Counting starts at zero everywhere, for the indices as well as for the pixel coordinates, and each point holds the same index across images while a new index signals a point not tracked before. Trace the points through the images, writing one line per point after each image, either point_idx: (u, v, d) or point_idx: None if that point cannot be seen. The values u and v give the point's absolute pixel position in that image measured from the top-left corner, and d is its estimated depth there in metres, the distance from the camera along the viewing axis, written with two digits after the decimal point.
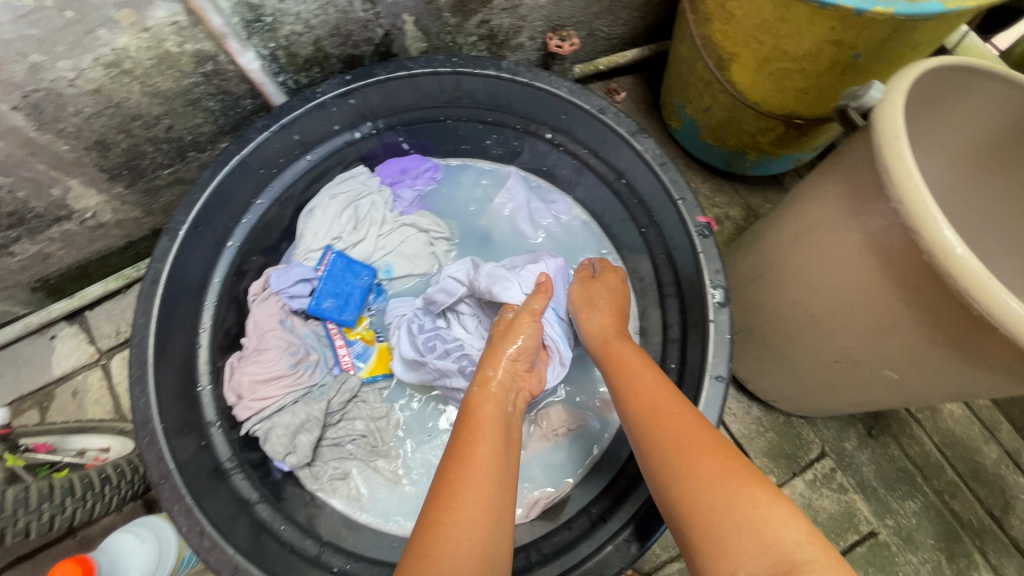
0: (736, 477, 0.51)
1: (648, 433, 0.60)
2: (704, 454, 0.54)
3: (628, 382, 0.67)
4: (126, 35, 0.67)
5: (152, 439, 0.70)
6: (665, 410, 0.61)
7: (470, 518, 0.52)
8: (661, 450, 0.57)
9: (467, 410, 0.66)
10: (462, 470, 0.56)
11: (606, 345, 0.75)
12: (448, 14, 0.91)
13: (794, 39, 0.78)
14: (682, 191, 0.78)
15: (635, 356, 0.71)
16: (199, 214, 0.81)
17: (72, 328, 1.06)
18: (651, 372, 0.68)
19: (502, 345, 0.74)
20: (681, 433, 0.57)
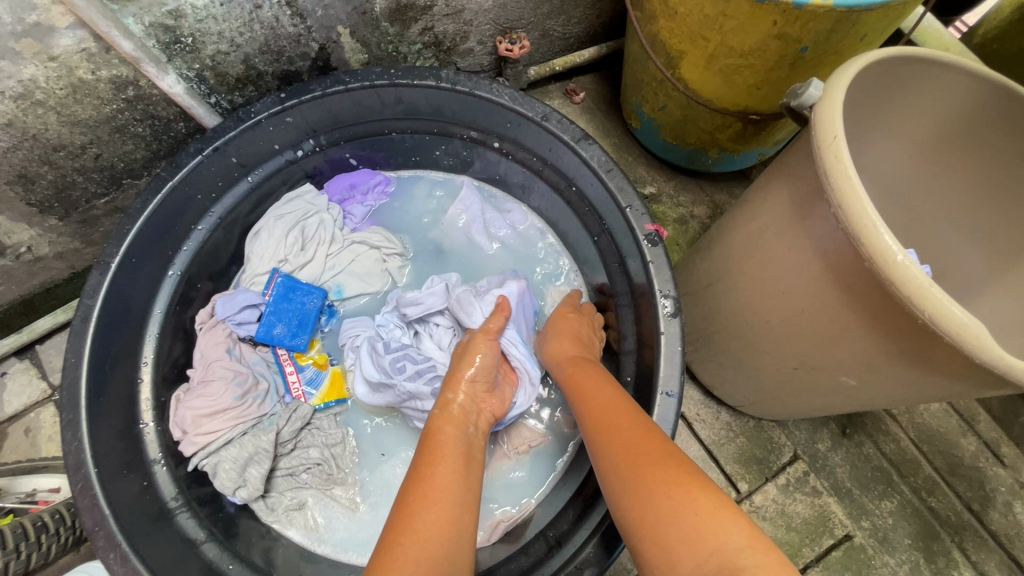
0: (690, 488, 0.50)
1: (604, 450, 0.58)
2: (658, 467, 0.52)
3: (586, 399, 0.66)
4: (31, 65, 0.64)
5: (85, 484, 0.67)
6: (620, 425, 0.60)
7: (428, 534, 0.52)
8: (615, 467, 0.56)
9: (428, 432, 0.67)
10: (421, 489, 0.57)
11: (568, 363, 0.74)
12: (387, 23, 0.89)
13: (739, 35, 0.75)
14: (629, 199, 0.75)
15: (595, 373, 0.70)
16: (132, 245, 0.78)
17: (23, 364, 1.02)
18: (609, 389, 0.67)
19: (459, 368, 0.74)
20: (636, 447, 0.56)
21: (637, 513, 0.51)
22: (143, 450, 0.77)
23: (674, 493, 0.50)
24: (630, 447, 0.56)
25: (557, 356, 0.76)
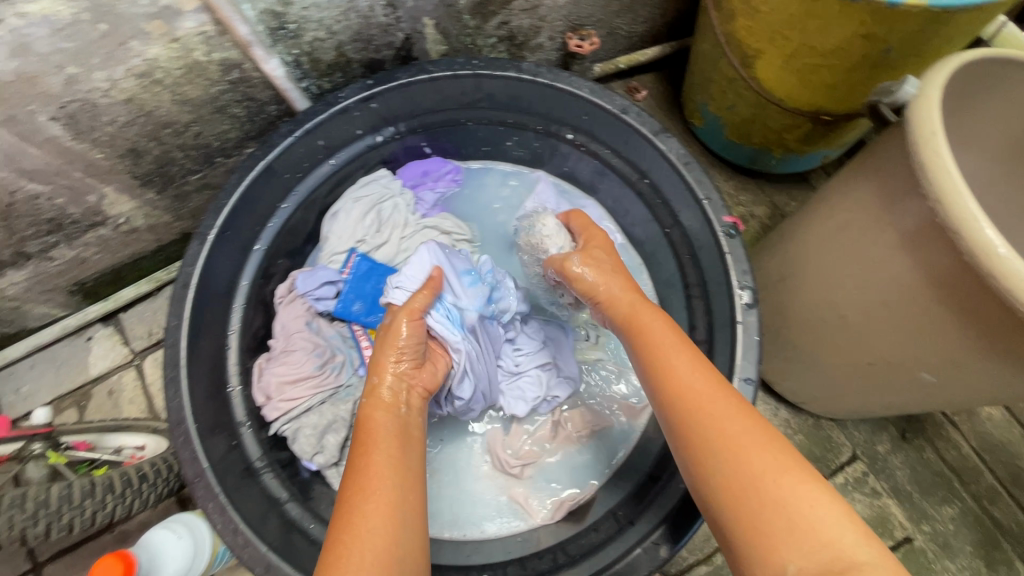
0: (792, 474, 0.49)
1: (683, 416, 0.56)
2: (754, 444, 0.51)
3: (655, 355, 0.63)
4: (157, 46, 0.69)
5: (186, 438, 0.72)
6: (703, 392, 0.57)
7: (370, 528, 0.53)
8: (697, 439, 0.54)
9: (359, 422, 0.66)
10: (359, 481, 0.57)
11: (629, 312, 0.70)
12: (468, 17, 0.92)
13: (823, 33, 0.76)
14: (707, 191, 0.77)
15: (661, 323, 0.67)
16: (227, 218, 0.82)
17: (106, 330, 1.09)
18: (675, 344, 0.63)
19: (382, 352, 0.71)
20: (727, 420, 0.54)
21: (729, 489, 0.50)
22: (231, 412, 0.82)
23: (774, 477, 0.49)
24: (717, 419, 0.54)
25: (616, 301, 0.72)
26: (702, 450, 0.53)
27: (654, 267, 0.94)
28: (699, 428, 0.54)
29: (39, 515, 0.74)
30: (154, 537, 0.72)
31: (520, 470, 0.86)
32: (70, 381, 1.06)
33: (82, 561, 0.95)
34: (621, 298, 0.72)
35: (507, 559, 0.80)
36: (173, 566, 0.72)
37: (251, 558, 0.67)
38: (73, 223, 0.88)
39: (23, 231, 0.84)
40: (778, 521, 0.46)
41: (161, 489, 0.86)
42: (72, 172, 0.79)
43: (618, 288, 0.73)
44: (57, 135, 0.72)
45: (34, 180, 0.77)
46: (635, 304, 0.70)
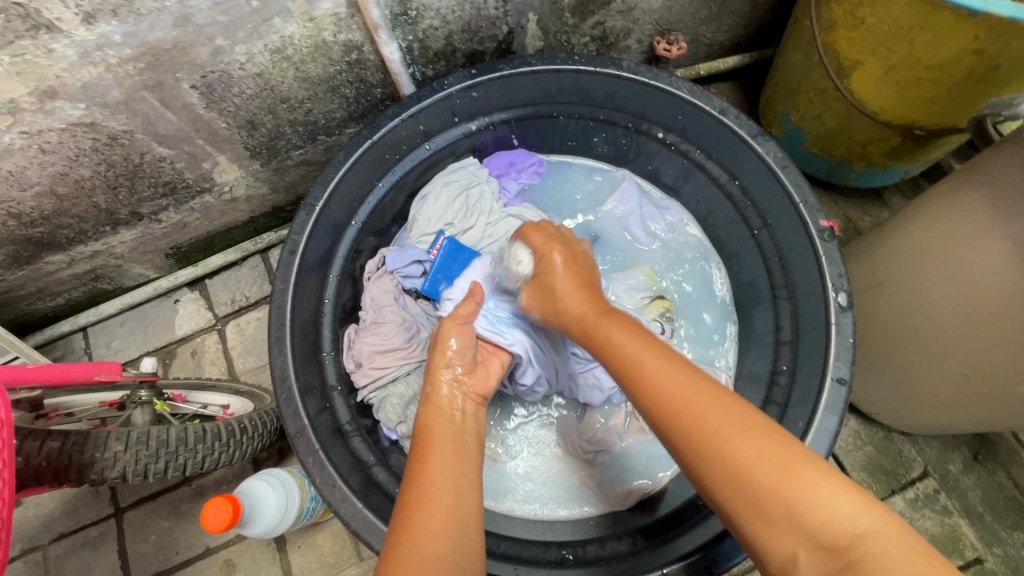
0: (783, 457, 0.46)
1: (659, 410, 0.52)
2: (729, 430, 0.48)
3: (625, 353, 0.58)
4: (294, 24, 0.74)
5: (289, 395, 0.77)
6: (670, 383, 0.53)
7: (429, 534, 0.52)
8: (675, 425, 0.50)
9: (417, 429, 0.64)
10: (419, 486, 0.56)
11: (583, 320, 0.65)
12: (569, 14, 0.94)
13: (933, 47, 0.76)
14: (804, 194, 0.79)
15: (616, 319, 0.63)
16: (332, 191, 0.86)
17: (193, 295, 1.12)
18: (639, 341, 0.58)
19: (435, 362, 0.71)
20: (700, 407, 0.50)
21: (725, 477, 0.47)
22: (323, 375, 0.87)
23: (762, 463, 0.46)
24: (692, 408, 0.50)
25: (569, 307, 0.67)
26: (681, 443, 0.50)
27: (733, 264, 0.98)
28: (675, 418, 0.50)
29: (160, 454, 0.72)
30: (253, 486, 0.76)
31: (594, 456, 0.90)
32: (156, 339, 1.10)
33: (161, 510, 0.99)
34: (575, 307, 0.67)
35: (585, 539, 0.83)
36: (271, 515, 0.76)
37: (348, 513, 0.71)
38: (185, 187, 0.93)
39: (143, 191, 0.90)
40: (780, 509, 0.44)
41: (258, 443, 0.86)
42: (195, 139, 0.85)
43: (571, 291, 0.68)
44: (193, 102, 0.79)
45: (163, 144, 0.83)
46: (584, 301, 0.67)
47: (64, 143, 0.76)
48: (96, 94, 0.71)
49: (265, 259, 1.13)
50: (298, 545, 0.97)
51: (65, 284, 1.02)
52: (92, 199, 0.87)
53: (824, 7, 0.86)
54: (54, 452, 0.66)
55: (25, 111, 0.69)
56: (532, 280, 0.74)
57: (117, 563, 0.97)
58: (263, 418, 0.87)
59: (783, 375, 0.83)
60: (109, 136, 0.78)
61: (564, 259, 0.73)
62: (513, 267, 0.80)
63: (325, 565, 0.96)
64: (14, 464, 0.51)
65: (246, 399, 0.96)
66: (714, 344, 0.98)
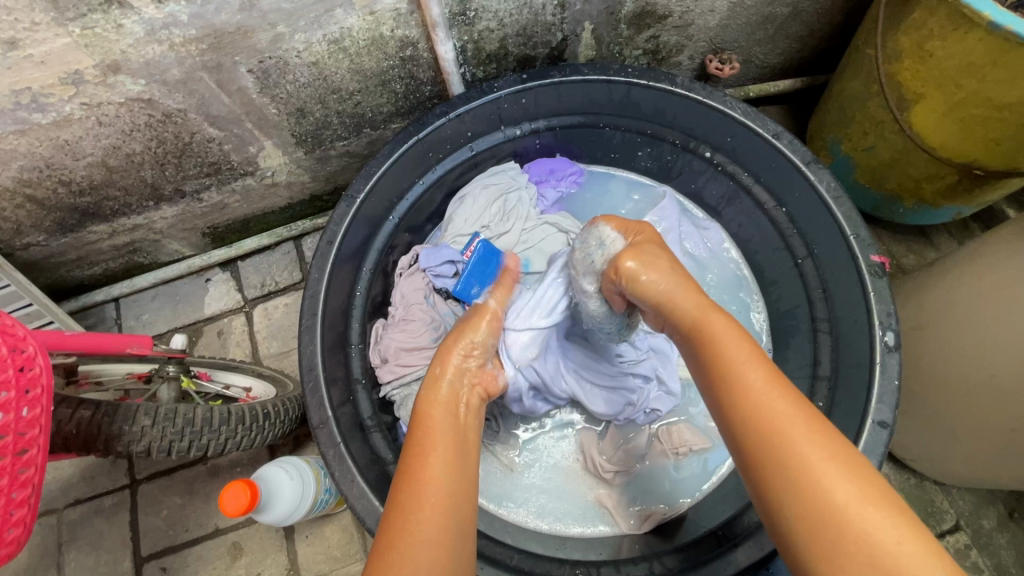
0: (876, 490, 0.45)
1: (761, 432, 0.50)
2: (831, 466, 0.47)
3: (727, 356, 0.55)
4: (355, 16, 0.74)
5: (315, 384, 0.77)
6: (771, 399, 0.51)
7: (426, 540, 0.51)
8: (773, 441, 0.49)
9: (415, 418, 0.63)
10: (412, 486, 0.54)
11: (675, 306, 0.63)
12: (624, 26, 0.93)
13: (1005, 85, 0.74)
14: (857, 228, 0.77)
15: (723, 314, 0.60)
16: (375, 184, 0.85)
17: (224, 275, 1.12)
18: (745, 341, 0.56)
19: (451, 344, 0.70)
20: (803, 438, 0.48)
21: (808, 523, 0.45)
22: (348, 367, 0.87)
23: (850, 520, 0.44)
24: (802, 449, 0.47)
25: (665, 294, 0.64)
26: (774, 470, 0.48)
27: (771, 292, 0.96)
28: (775, 441, 0.49)
29: (184, 432, 0.73)
30: (271, 472, 0.76)
31: (613, 476, 0.88)
32: (185, 315, 1.10)
33: (175, 485, 1.00)
34: (681, 295, 0.63)
35: (600, 559, 0.82)
36: (286, 503, 0.75)
37: (364, 509, 0.71)
38: (229, 169, 0.94)
39: (188, 170, 0.91)
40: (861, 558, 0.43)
41: (279, 429, 0.85)
42: (245, 122, 0.86)
43: (665, 275, 0.66)
44: (247, 87, 0.80)
45: (213, 125, 0.84)
46: (688, 292, 0.63)
47: (121, 117, 0.78)
48: (157, 71, 0.72)
49: (298, 246, 1.13)
50: (306, 536, 0.96)
51: (103, 255, 1.03)
52: (140, 174, 0.89)
53: (889, 36, 0.83)
54: (85, 420, 0.68)
55: (89, 84, 0.71)
56: (632, 248, 0.69)
57: (128, 534, 0.97)
58: (285, 404, 0.88)
59: (818, 412, 0.82)
60: (163, 113, 0.80)
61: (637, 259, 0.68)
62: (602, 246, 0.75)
63: (332, 558, 0.95)
64: (50, 430, 0.52)
65: (269, 384, 0.95)
66: None
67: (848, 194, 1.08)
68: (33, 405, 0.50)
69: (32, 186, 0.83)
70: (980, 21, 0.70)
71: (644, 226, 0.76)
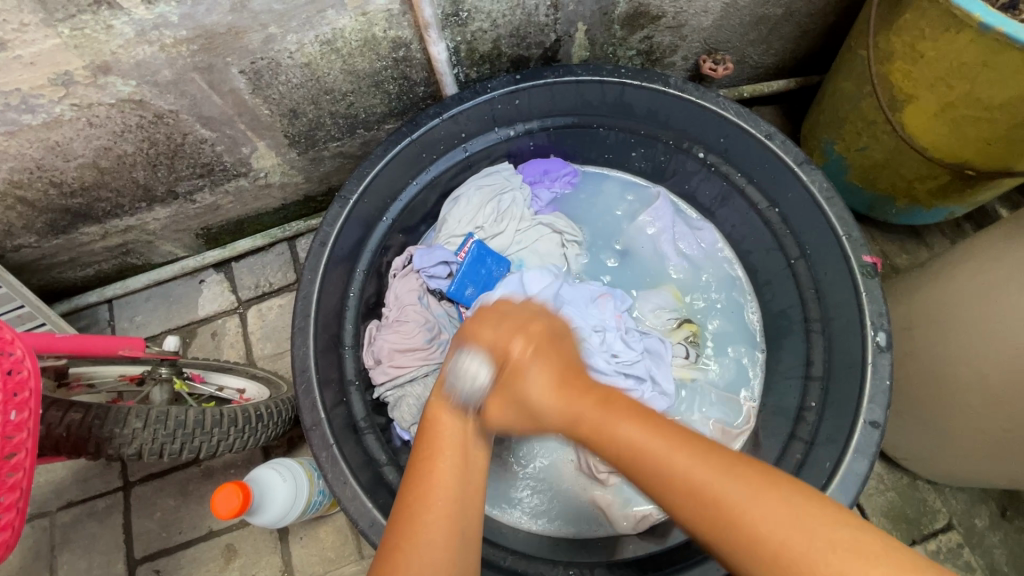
0: (811, 516, 0.45)
1: (709, 520, 0.47)
2: (790, 530, 0.44)
3: (633, 445, 0.52)
4: (347, 17, 0.74)
5: (308, 386, 0.77)
6: (705, 476, 0.48)
7: (431, 541, 0.51)
8: (725, 521, 0.46)
9: (427, 416, 0.62)
10: (420, 487, 0.54)
11: (570, 425, 0.57)
12: (618, 27, 0.93)
13: (995, 85, 0.74)
14: (849, 228, 0.77)
15: (615, 407, 0.56)
16: (368, 185, 0.85)
17: (218, 276, 1.12)
18: (645, 426, 0.53)
19: None
20: (750, 509, 0.46)
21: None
22: (342, 368, 0.87)
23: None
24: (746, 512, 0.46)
25: (550, 410, 0.58)
26: (745, 559, 0.45)
27: (764, 292, 0.97)
28: (728, 527, 0.46)
29: (176, 434, 0.72)
30: (263, 474, 0.76)
31: (607, 477, 0.88)
32: (179, 317, 1.10)
33: (169, 488, 0.99)
34: (556, 411, 0.58)
35: (594, 559, 0.82)
36: (278, 505, 0.75)
37: (357, 511, 0.71)
38: (222, 170, 0.94)
39: (181, 171, 0.91)
40: None
41: (272, 431, 0.85)
42: (238, 124, 0.86)
43: (546, 389, 0.58)
44: (239, 87, 0.79)
45: (206, 126, 0.84)
46: (564, 400, 0.58)
47: (112, 118, 0.78)
48: (148, 72, 0.72)
49: (292, 247, 1.13)
50: (300, 537, 0.96)
51: (95, 256, 1.03)
52: (132, 175, 0.89)
53: (881, 37, 0.83)
54: (75, 423, 0.68)
55: (79, 85, 0.70)
56: (494, 388, 0.59)
57: (121, 537, 0.97)
58: (278, 406, 0.87)
59: (811, 412, 0.82)
60: (155, 115, 0.80)
61: (526, 345, 0.60)
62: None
63: (326, 560, 0.95)
64: (39, 433, 0.51)
65: (263, 386, 0.94)
66: (746, 353, 0.97)
67: (841, 194, 1.08)
68: (22, 408, 0.50)
69: (23, 187, 0.83)
70: (971, 22, 0.71)
71: (516, 316, 0.63)
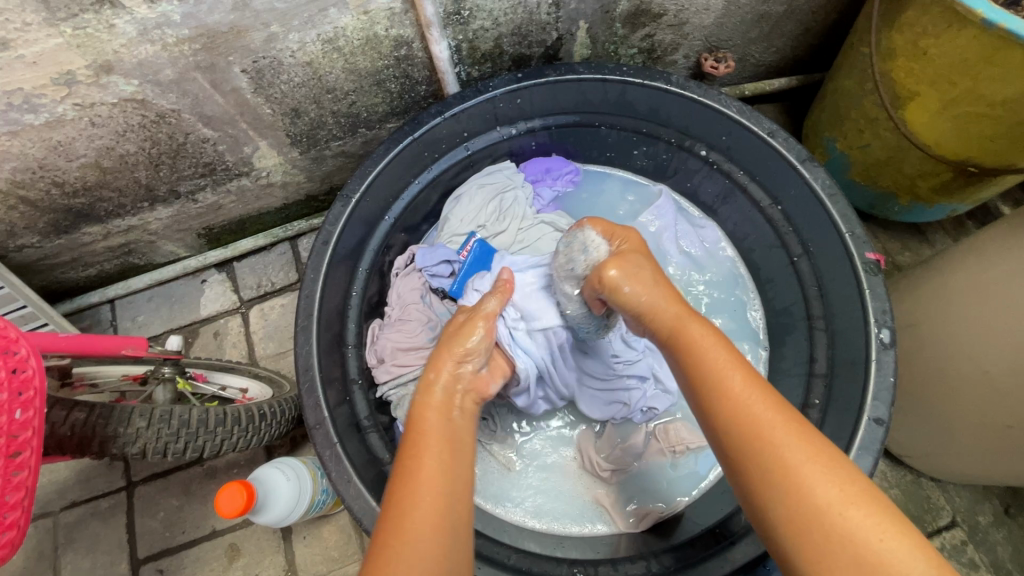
0: (835, 464, 0.48)
1: (742, 428, 0.51)
2: (812, 467, 0.47)
3: (702, 357, 0.56)
4: (349, 16, 0.74)
5: (311, 385, 0.77)
6: (753, 403, 0.52)
7: (420, 540, 0.51)
8: (753, 439, 0.50)
9: (410, 421, 0.62)
10: (407, 487, 0.54)
11: (655, 309, 0.63)
12: (620, 24, 0.92)
13: (998, 82, 0.74)
14: (851, 225, 0.77)
15: (697, 319, 0.61)
16: (370, 184, 0.85)
17: (220, 276, 1.12)
18: (722, 346, 0.57)
19: (446, 349, 0.69)
20: (783, 441, 0.49)
21: (792, 518, 0.46)
22: (345, 367, 0.87)
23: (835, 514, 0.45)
24: (778, 441, 0.49)
25: (645, 295, 0.65)
26: (757, 474, 0.49)
27: (767, 290, 0.96)
28: (752, 443, 0.50)
29: (180, 434, 0.72)
30: (267, 473, 0.76)
31: (610, 475, 0.88)
32: (181, 317, 1.10)
33: (172, 487, 0.99)
34: (665, 298, 0.64)
35: (597, 558, 0.82)
36: (282, 504, 0.75)
37: (361, 510, 0.71)
38: (224, 169, 0.94)
39: (183, 170, 0.91)
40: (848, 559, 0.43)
41: (275, 430, 0.85)
42: (240, 123, 0.86)
43: (648, 279, 0.66)
44: (241, 87, 0.79)
45: (208, 125, 0.84)
46: (668, 295, 0.65)
47: (114, 118, 0.78)
48: (151, 71, 0.72)
49: (294, 247, 1.13)
50: (303, 536, 0.96)
51: (98, 256, 1.03)
52: (134, 175, 0.89)
53: (883, 34, 0.83)
54: (79, 423, 0.68)
55: (81, 84, 0.70)
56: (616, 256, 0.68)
57: (124, 537, 0.97)
58: (281, 405, 0.87)
59: (814, 409, 0.82)
60: (157, 114, 0.80)
61: (629, 245, 0.72)
62: (586, 252, 0.73)
63: (329, 559, 0.95)
64: (43, 432, 0.51)
65: (265, 385, 0.94)
66: (749, 350, 0.97)
67: (843, 191, 1.08)
68: (26, 408, 0.50)
69: (25, 187, 0.83)
70: (973, 18, 0.70)
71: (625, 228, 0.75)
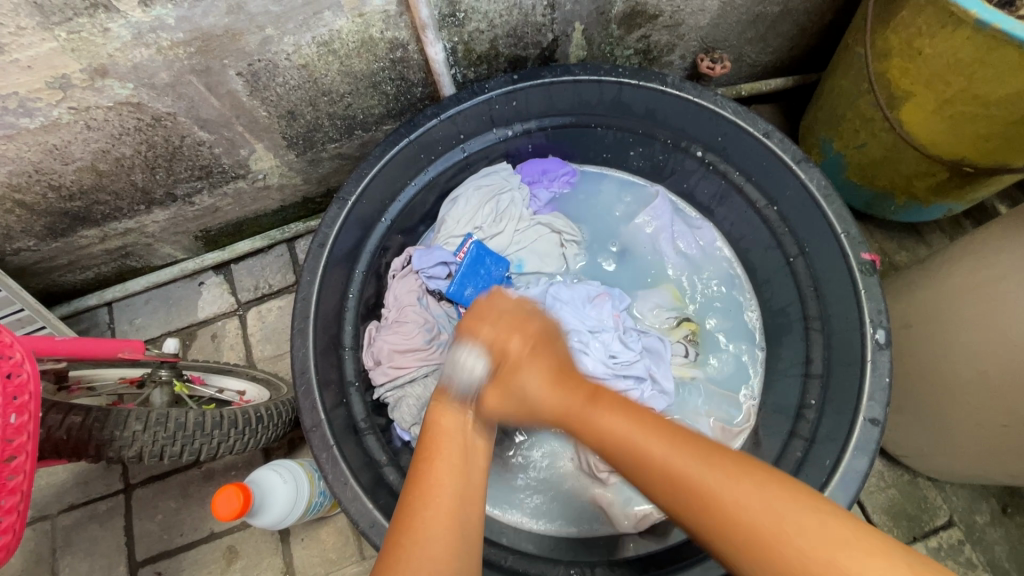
0: (782, 497, 0.49)
1: (688, 501, 0.50)
2: (761, 508, 0.48)
3: (624, 437, 0.54)
4: (344, 19, 0.74)
5: (308, 387, 0.77)
6: (687, 465, 0.51)
7: (434, 543, 0.51)
8: (703, 504, 0.49)
9: (427, 419, 0.61)
10: (422, 489, 0.54)
11: (563, 416, 0.59)
12: (615, 26, 0.93)
13: (992, 82, 0.74)
14: (847, 225, 0.77)
15: (600, 402, 0.58)
16: (366, 186, 0.85)
17: (217, 278, 1.12)
18: (628, 418, 0.56)
19: None
20: (728, 489, 0.49)
21: (756, 549, 0.47)
22: (341, 370, 0.87)
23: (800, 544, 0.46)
24: (724, 494, 0.49)
25: (547, 405, 0.59)
26: (713, 530, 0.49)
27: (764, 290, 0.97)
28: (701, 506, 0.49)
29: (176, 437, 0.72)
30: (265, 476, 0.76)
31: (608, 476, 0.88)
32: (179, 319, 1.10)
33: (170, 490, 0.99)
34: (547, 405, 0.59)
35: (594, 559, 0.82)
36: (277, 508, 0.75)
37: (358, 512, 0.71)
38: (220, 172, 0.94)
39: (179, 173, 0.91)
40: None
41: (272, 433, 0.85)
42: (236, 126, 0.86)
43: (541, 383, 0.60)
44: (237, 90, 0.79)
45: (204, 128, 0.84)
46: (557, 394, 0.59)
47: (110, 121, 0.78)
48: (146, 74, 0.72)
49: (291, 248, 1.13)
50: (301, 538, 0.96)
51: (95, 259, 1.03)
52: (130, 178, 0.89)
53: (878, 34, 0.83)
54: (75, 427, 0.68)
55: (77, 88, 0.70)
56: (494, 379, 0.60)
57: (122, 539, 0.97)
58: (278, 408, 0.87)
59: (810, 410, 0.82)
60: (153, 117, 0.80)
61: (523, 343, 0.62)
62: None
63: (327, 561, 0.95)
64: (39, 436, 0.51)
65: (263, 387, 0.94)
66: (746, 350, 0.97)
67: (839, 189, 1.08)
68: (21, 412, 0.50)
69: (21, 191, 0.83)
70: (968, 18, 0.71)
71: (514, 313, 0.64)
